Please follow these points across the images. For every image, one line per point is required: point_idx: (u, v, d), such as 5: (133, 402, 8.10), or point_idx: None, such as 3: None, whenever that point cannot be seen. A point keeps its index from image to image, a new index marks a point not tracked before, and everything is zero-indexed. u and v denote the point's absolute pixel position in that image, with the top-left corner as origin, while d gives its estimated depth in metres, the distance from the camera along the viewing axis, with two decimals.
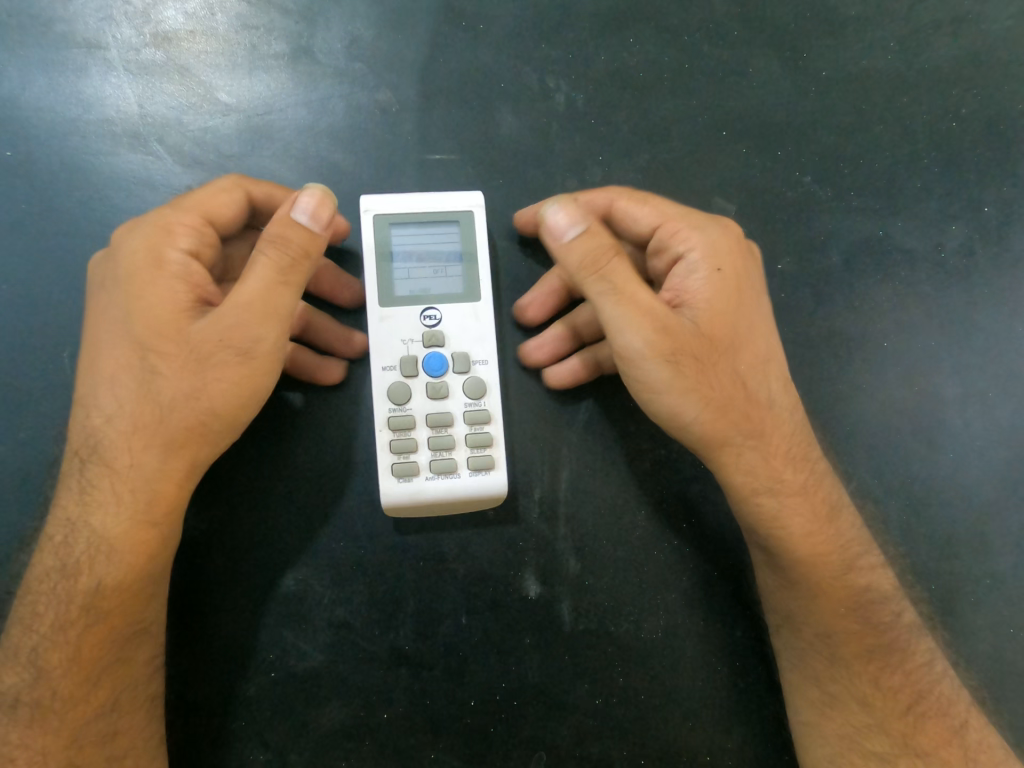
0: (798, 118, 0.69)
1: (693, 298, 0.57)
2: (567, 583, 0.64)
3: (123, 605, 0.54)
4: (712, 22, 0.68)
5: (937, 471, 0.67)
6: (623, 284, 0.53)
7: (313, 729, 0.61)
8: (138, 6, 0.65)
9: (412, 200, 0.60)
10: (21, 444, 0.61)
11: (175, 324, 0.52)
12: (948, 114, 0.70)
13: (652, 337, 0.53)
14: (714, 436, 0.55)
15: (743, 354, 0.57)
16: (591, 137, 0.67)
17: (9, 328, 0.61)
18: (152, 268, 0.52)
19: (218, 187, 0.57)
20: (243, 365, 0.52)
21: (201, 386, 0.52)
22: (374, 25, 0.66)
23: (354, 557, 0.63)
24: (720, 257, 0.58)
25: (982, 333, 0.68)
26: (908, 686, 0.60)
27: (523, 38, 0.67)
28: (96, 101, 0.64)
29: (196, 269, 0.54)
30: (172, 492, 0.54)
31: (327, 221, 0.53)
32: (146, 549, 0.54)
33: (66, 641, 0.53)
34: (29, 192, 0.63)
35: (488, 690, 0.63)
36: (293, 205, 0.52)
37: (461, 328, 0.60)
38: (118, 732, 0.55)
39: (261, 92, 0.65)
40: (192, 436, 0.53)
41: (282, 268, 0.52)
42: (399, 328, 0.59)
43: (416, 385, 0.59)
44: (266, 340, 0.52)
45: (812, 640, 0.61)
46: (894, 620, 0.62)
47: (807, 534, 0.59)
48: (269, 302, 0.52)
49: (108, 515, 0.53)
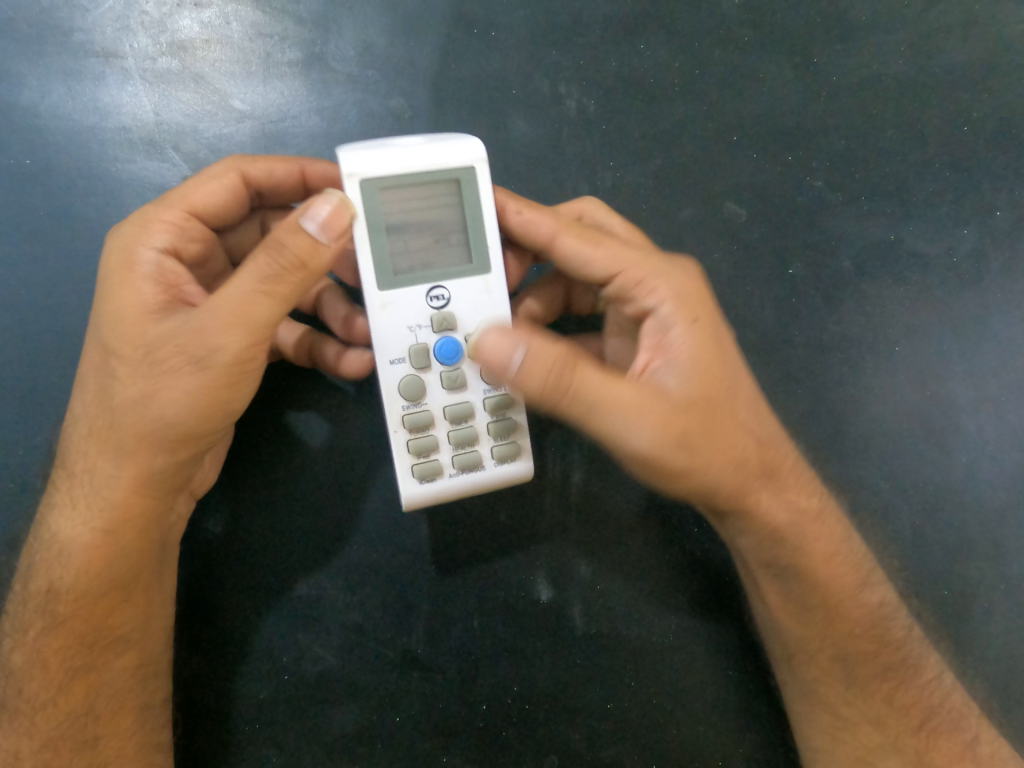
0: (809, 122, 0.69)
1: (677, 355, 0.52)
2: (578, 587, 0.64)
3: (81, 610, 0.53)
4: (724, 27, 0.69)
5: (950, 475, 0.67)
6: (597, 393, 0.48)
7: (326, 731, 0.62)
8: (155, 15, 0.66)
9: (403, 157, 0.53)
10: (39, 448, 0.62)
11: (138, 327, 0.50)
12: (960, 119, 0.70)
13: (659, 424, 0.48)
14: (740, 487, 0.53)
15: (739, 401, 0.53)
16: (602, 142, 0.67)
17: (29, 333, 0.62)
18: (125, 268, 0.52)
19: (209, 175, 0.57)
20: (198, 375, 0.48)
21: (154, 393, 0.49)
22: (387, 32, 0.67)
23: (366, 560, 0.63)
24: (690, 305, 0.54)
25: (994, 338, 0.68)
26: (922, 701, 0.59)
27: (535, 44, 0.67)
28: (113, 109, 0.65)
29: (169, 267, 0.53)
30: (123, 496, 0.51)
31: (340, 231, 0.48)
32: (98, 552, 0.52)
33: (28, 642, 0.54)
34: (46, 197, 0.63)
35: (499, 693, 0.63)
36: (305, 212, 0.47)
37: (473, 307, 0.56)
38: (97, 738, 0.55)
39: (276, 100, 0.66)
40: (144, 444, 0.50)
41: (267, 275, 0.47)
42: (405, 315, 0.55)
43: (430, 375, 0.55)
44: (225, 349, 0.47)
45: (826, 664, 0.59)
46: (905, 637, 0.60)
47: (828, 557, 0.58)
48: (238, 309, 0.47)
49: (62, 518, 0.53)
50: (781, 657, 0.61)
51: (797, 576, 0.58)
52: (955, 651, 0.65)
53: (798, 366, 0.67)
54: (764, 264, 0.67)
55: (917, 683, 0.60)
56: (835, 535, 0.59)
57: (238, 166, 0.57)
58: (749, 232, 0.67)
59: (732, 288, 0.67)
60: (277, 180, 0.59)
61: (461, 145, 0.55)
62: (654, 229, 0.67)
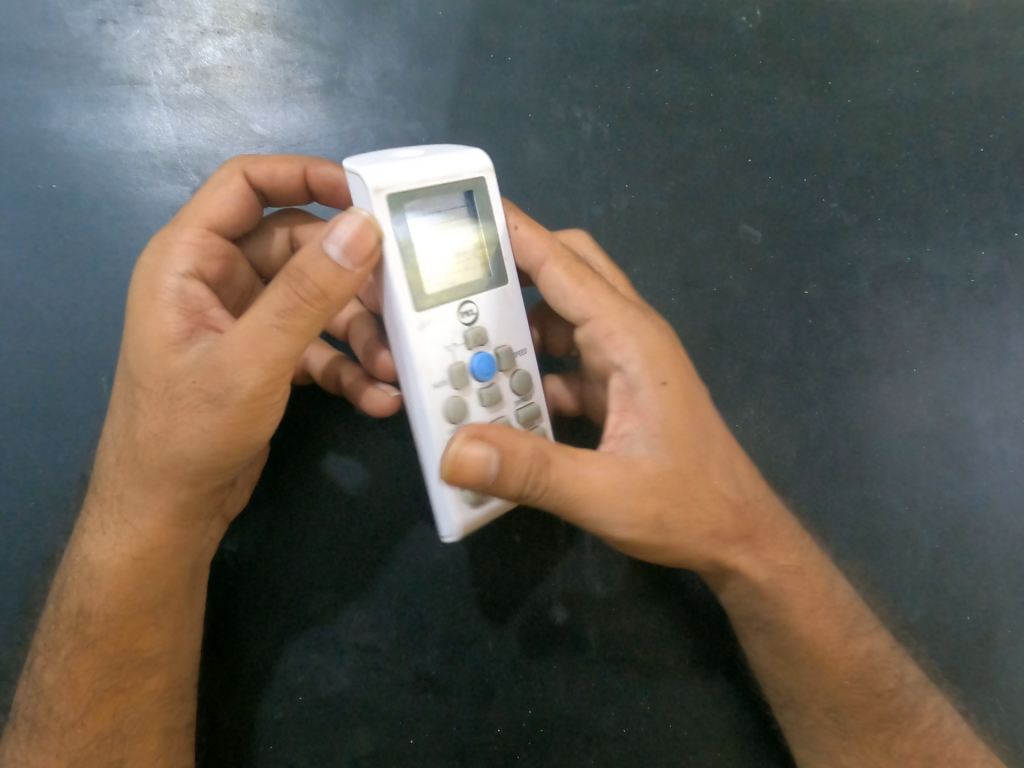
0: (823, 144, 0.69)
1: (646, 420, 0.51)
2: (594, 609, 0.64)
3: (111, 631, 0.54)
4: (737, 51, 0.69)
5: (970, 499, 0.66)
6: (572, 490, 0.47)
7: (339, 753, 0.61)
8: (179, 43, 0.67)
9: (421, 165, 0.49)
10: (61, 466, 0.62)
11: (161, 359, 0.50)
12: (975, 140, 0.69)
13: (635, 508, 0.48)
14: (713, 553, 0.53)
15: (713, 464, 0.53)
16: (617, 164, 0.68)
17: (54, 353, 0.63)
18: (150, 296, 0.53)
19: (216, 183, 0.57)
20: (215, 409, 0.47)
21: (172, 429, 0.49)
22: (405, 58, 0.68)
23: (383, 580, 0.63)
24: (658, 365, 0.53)
25: (1014, 360, 0.67)
26: (921, 750, 0.56)
27: (550, 70, 0.68)
28: (137, 134, 0.66)
29: (192, 293, 0.53)
30: (151, 528, 0.53)
31: (362, 257, 0.44)
32: (127, 575, 0.53)
33: (58, 662, 0.54)
34: (73, 221, 0.65)
35: (515, 717, 0.62)
36: (327, 235, 0.44)
37: (498, 318, 0.54)
38: (123, 762, 0.55)
39: (295, 124, 0.67)
40: (167, 478, 0.51)
41: (283, 307, 0.45)
42: (439, 335, 0.51)
43: (469, 393, 0.52)
44: (241, 385, 0.46)
45: (818, 714, 0.57)
46: (898, 685, 0.58)
47: (814, 602, 0.58)
48: (255, 344, 0.46)
49: (93, 541, 0.54)
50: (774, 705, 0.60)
51: (810, 601, 0.58)
52: (978, 679, 0.63)
53: (814, 387, 0.67)
54: (779, 286, 0.67)
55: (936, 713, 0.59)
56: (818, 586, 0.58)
57: (242, 168, 0.58)
58: (763, 254, 0.67)
59: (746, 310, 0.67)
60: (279, 181, 0.59)
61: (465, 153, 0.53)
62: (669, 251, 0.67)
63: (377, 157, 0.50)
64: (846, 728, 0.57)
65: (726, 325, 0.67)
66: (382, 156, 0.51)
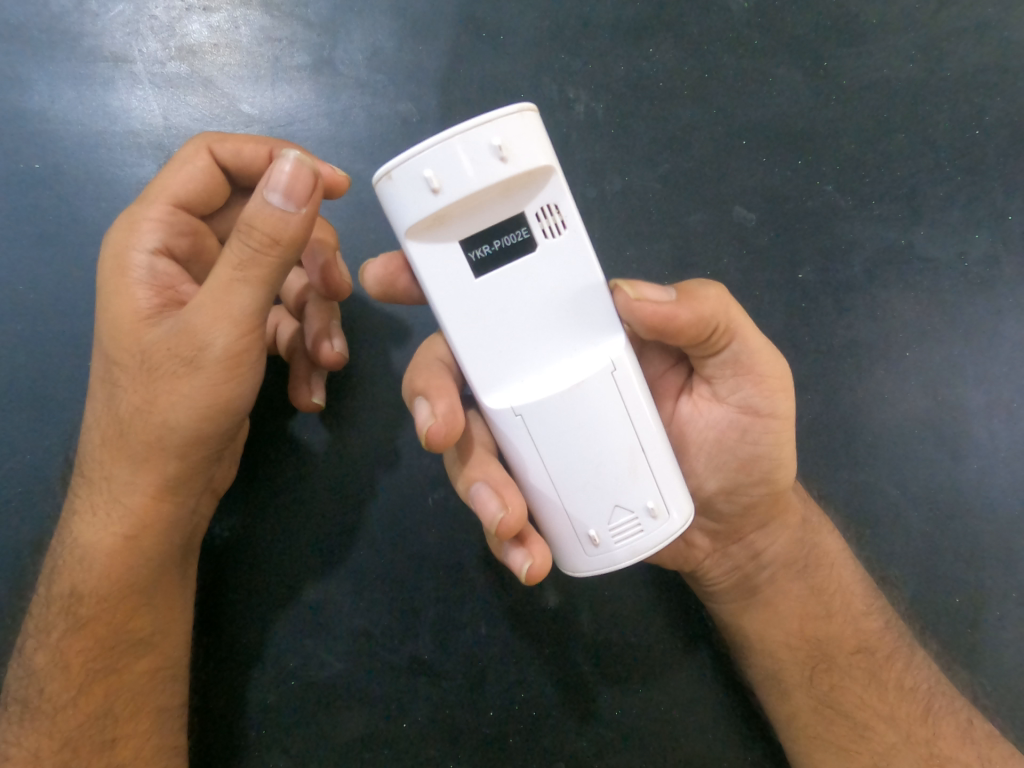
0: (819, 126, 0.68)
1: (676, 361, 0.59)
2: (585, 594, 0.64)
3: (102, 613, 0.54)
4: (732, 32, 0.68)
5: (961, 484, 0.66)
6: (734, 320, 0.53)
7: (334, 737, 0.62)
8: (163, 20, 0.66)
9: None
10: (48, 451, 0.62)
11: (135, 332, 0.50)
12: (972, 121, 0.68)
13: None
14: None
15: None
16: (611, 146, 0.67)
17: (39, 335, 0.62)
18: (120, 274, 0.52)
19: (182, 161, 0.55)
20: (193, 373, 0.48)
21: (154, 399, 0.49)
22: (395, 37, 0.67)
23: (375, 565, 0.63)
24: None
25: (1007, 344, 0.67)
26: (900, 734, 0.56)
27: (543, 49, 0.67)
28: (122, 113, 0.65)
29: (162, 269, 0.53)
30: (142, 504, 0.53)
31: (306, 195, 0.45)
32: (120, 555, 0.53)
33: (50, 643, 0.54)
34: (58, 201, 0.64)
35: (506, 701, 0.62)
36: (266, 184, 0.44)
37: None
38: (115, 741, 0.54)
39: (283, 104, 0.66)
40: (154, 451, 0.51)
41: (240, 261, 0.46)
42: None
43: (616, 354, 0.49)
44: (215, 344, 0.47)
45: (797, 697, 0.58)
46: (871, 670, 0.58)
47: (819, 567, 0.60)
48: (221, 301, 0.47)
49: (83, 523, 0.54)
50: (764, 694, 0.60)
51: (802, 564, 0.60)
52: (965, 659, 0.64)
53: (806, 371, 0.67)
54: (773, 270, 0.67)
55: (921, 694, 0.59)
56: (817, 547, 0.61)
57: (208, 142, 0.55)
58: (759, 237, 0.67)
59: (740, 295, 0.67)
60: (246, 161, 0.55)
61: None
62: (663, 233, 0.67)
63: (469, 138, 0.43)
64: (826, 703, 0.58)
65: None
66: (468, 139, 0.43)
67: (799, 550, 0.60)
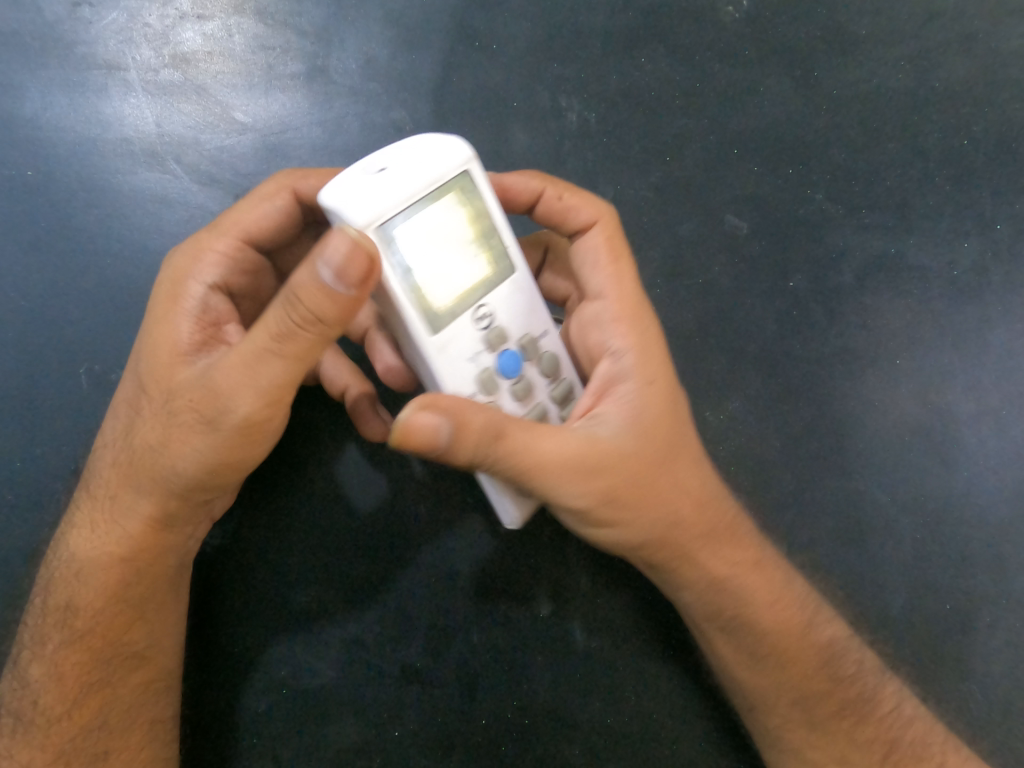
0: (809, 135, 0.69)
1: (621, 407, 0.53)
2: (578, 600, 0.64)
3: (98, 626, 0.54)
4: (723, 42, 0.69)
5: (951, 489, 0.66)
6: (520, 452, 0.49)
7: (326, 746, 0.61)
8: (157, 28, 0.66)
9: (396, 181, 0.48)
10: (39, 458, 0.61)
11: (169, 366, 0.51)
12: (961, 130, 0.69)
13: (586, 484, 0.50)
14: (660, 543, 0.54)
15: (676, 462, 0.54)
16: (603, 154, 0.67)
17: (31, 343, 0.62)
18: (173, 300, 0.53)
19: (262, 196, 0.57)
20: (207, 432, 0.48)
21: (166, 443, 0.49)
22: (388, 45, 0.67)
23: (367, 572, 0.63)
24: (649, 358, 0.55)
25: (996, 351, 0.67)
26: (881, 738, 0.58)
27: (535, 57, 0.68)
28: (115, 121, 0.65)
29: (213, 305, 0.54)
30: (142, 527, 0.53)
31: (357, 279, 0.42)
32: (113, 570, 0.54)
33: (45, 655, 0.54)
34: (50, 209, 0.63)
35: (498, 708, 0.62)
36: (318, 258, 0.41)
37: (514, 311, 0.54)
38: (108, 753, 0.54)
39: (276, 111, 0.66)
40: (157, 485, 0.51)
41: (279, 331, 0.44)
42: (460, 349, 0.51)
43: (500, 396, 0.53)
44: (236, 412, 0.47)
45: (783, 712, 0.58)
46: (854, 675, 0.60)
47: (770, 607, 0.58)
48: (252, 368, 0.46)
49: (80, 537, 0.55)
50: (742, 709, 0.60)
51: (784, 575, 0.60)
52: (956, 665, 0.64)
53: (798, 377, 0.67)
54: (764, 277, 0.68)
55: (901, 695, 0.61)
56: (739, 594, 0.57)
57: (291, 187, 0.57)
58: (750, 245, 0.68)
59: (732, 302, 0.67)
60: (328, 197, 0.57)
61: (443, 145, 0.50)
62: (655, 241, 0.67)
63: (348, 186, 0.48)
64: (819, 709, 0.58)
65: (713, 315, 0.67)
66: (354, 184, 0.47)
67: (718, 602, 0.57)
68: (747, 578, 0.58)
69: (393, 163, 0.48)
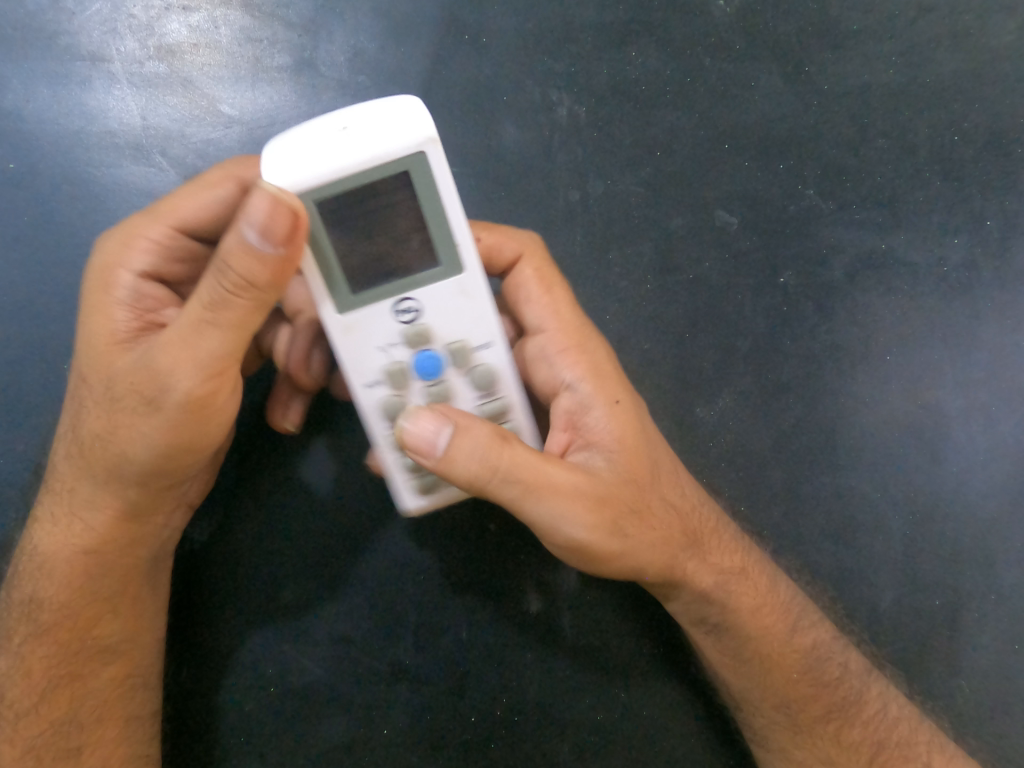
0: (800, 131, 0.68)
1: (600, 440, 0.53)
2: (568, 596, 0.63)
3: (65, 620, 0.54)
4: (713, 35, 0.68)
5: (941, 485, 0.66)
6: (528, 478, 0.48)
7: (312, 743, 0.61)
8: (141, 19, 0.65)
9: (341, 150, 0.47)
10: (23, 455, 0.61)
11: (107, 355, 0.50)
12: (950, 126, 0.69)
13: (592, 511, 0.50)
14: (668, 563, 0.54)
15: (663, 478, 0.55)
16: (594, 150, 0.67)
17: (13, 338, 0.61)
18: (104, 290, 0.52)
19: (205, 183, 0.55)
20: (154, 414, 0.47)
21: (115, 430, 0.49)
22: (377, 38, 0.66)
23: (355, 570, 0.62)
24: (607, 382, 0.55)
25: (985, 347, 0.67)
26: (868, 737, 0.59)
27: (525, 51, 0.67)
28: (99, 114, 0.64)
29: (147, 292, 0.53)
30: (106, 519, 0.53)
31: (284, 235, 0.43)
32: (78, 564, 0.53)
33: (12, 649, 0.54)
34: (32, 203, 0.63)
35: (488, 706, 0.62)
36: (242, 218, 0.42)
37: (450, 314, 0.52)
38: (82, 748, 0.55)
39: (263, 104, 0.66)
40: (115, 475, 0.51)
41: (212, 300, 0.45)
42: (373, 337, 0.52)
43: (411, 392, 0.53)
44: (177, 387, 0.47)
45: (770, 712, 0.59)
46: (840, 674, 0.60)
47: (752, 614, 0.58)
48: (189, 342, 0.46)
49: (44, 531, 0.54)
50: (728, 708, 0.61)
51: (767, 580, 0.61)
52: (946, 663, 0.65)
53: (790, 375, 0.67)
54: (756, 274, 0.67)
55: (889, 694, 0.61)
56: (725, 602, 0.57)
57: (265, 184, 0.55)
58: (742, 242, 0.67)
59: (723, 297, 0.67)
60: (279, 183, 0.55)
61: (409, 119, 0.48)
62: (646, 237, 0.67)
63: (295, 145, 0.48)
64: (800, 711, 0.59)
65: (703, 312, 0.67)
66: (301, 143, 0.48)
67: (703, 610, 0.57)
68: (733, 583, 0.58)
69: (353, 128, 0.48)
